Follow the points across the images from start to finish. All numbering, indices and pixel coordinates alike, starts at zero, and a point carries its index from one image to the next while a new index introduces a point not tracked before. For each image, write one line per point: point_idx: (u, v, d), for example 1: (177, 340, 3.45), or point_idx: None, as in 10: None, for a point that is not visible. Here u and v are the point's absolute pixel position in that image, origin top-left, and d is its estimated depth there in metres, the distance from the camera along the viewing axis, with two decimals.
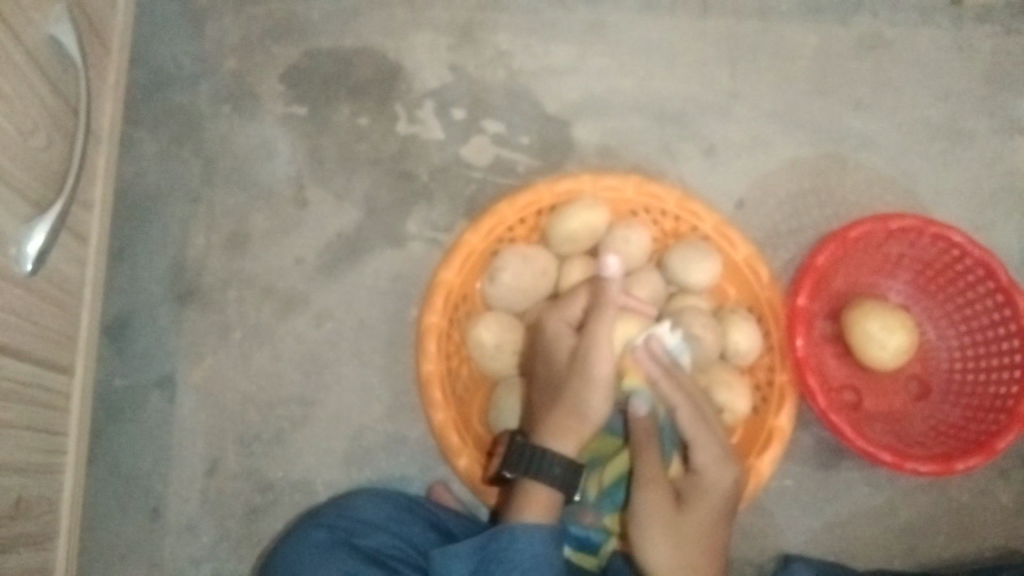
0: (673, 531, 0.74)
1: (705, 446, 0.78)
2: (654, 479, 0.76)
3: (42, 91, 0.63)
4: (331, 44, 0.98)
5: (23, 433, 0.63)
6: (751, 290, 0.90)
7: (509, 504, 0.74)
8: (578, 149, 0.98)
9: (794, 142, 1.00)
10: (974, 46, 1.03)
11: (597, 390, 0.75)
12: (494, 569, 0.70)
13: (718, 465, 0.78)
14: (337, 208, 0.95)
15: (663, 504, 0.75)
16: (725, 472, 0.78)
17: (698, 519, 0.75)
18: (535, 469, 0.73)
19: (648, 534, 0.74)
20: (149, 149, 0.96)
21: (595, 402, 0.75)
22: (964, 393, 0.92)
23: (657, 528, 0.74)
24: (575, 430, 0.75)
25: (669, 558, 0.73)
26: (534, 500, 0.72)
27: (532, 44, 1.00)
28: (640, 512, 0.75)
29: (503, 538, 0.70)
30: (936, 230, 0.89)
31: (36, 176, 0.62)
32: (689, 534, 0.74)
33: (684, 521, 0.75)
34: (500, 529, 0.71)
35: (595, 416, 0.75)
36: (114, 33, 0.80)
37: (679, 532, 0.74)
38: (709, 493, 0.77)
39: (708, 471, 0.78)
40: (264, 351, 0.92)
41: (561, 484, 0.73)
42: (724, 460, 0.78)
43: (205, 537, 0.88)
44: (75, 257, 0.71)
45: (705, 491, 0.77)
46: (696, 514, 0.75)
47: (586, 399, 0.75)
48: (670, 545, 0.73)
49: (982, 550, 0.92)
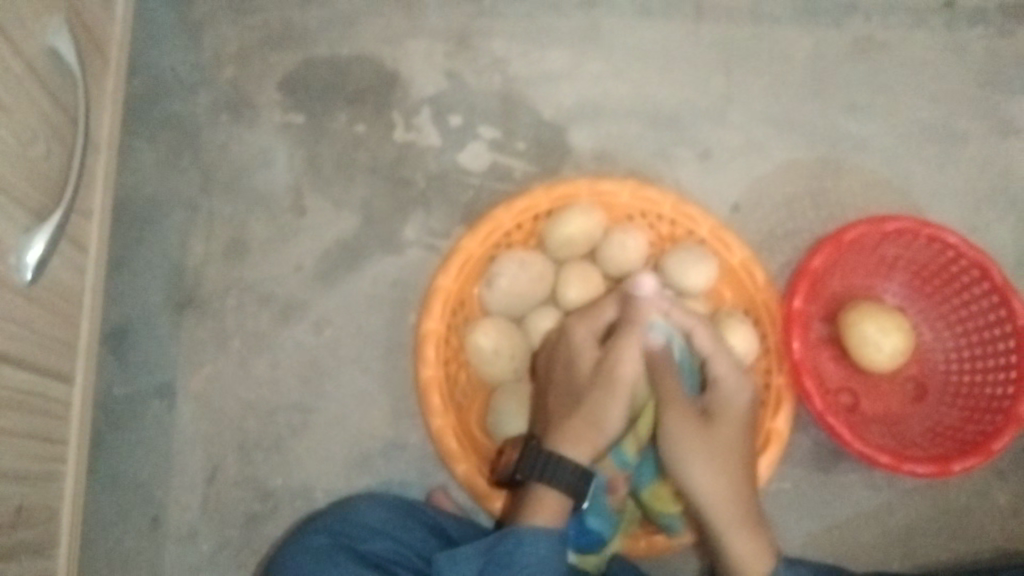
0: (707, 448, 0.76)
1: (720, 360, 0.80)
2: (675, 405, 0.77)
3: (41, 101, 0.63)
4: (328, 52, 0.99)
5: (24, 442, 0.63)
6: (747, 293, 0.91)
7: (519, 508, 0.74)
8: (575, 154, 0.98)
9: (789, 145, 1.01)
10: (966, 48, 1.04)
11: (618, 398, 0.77)
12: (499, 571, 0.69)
13: (735, 378, 0.79)
14: (334, 216, 0.95)
15: (691, 427, 0.77)
16: (744, 387, 0.80)
17: (728, 429, 0.78)
18: (548, 474, 0.73)
19: (687, 459, 0.76)
20: (148, 158, 0.96)
21: (614, 411, 0.77)
22: (961, 393, 0.93)
23: (694, 449, 0.76)
24: (589, 437, 0.76)
25: (712, 477, 0.76)
26: (546, 505, 0.72)
27: (527, 51, 1.00)
28: (671, 438, 0.77)
29: (509, 540, 0.70)
30: (931, 232, 0.89)
31: (35, 185, 0.62)
32: (720, 445, 0.77)
33: (715, 435, 0.77)
34: (508, 531, 0.71)
35: (611, 425, 0.76)
36: (111, 43, 0.81)
37: (713, 446, 0.76)
38: (732, 409, 0.79)
39: (726, 387, 0.79)
40: (263, 358, 0.92)
41: (573, 491, 0.74)
42: (740, 375, 0.80)
43: (205, 544, 0.88)
44: (75, 266, 0.72)
45: (727, 404, 0.79)
46: (724, 425, 0.78)
47: (606, 408, 0.76)
48: (709, 462, 0.76)
49: (980, 551, 0.92)
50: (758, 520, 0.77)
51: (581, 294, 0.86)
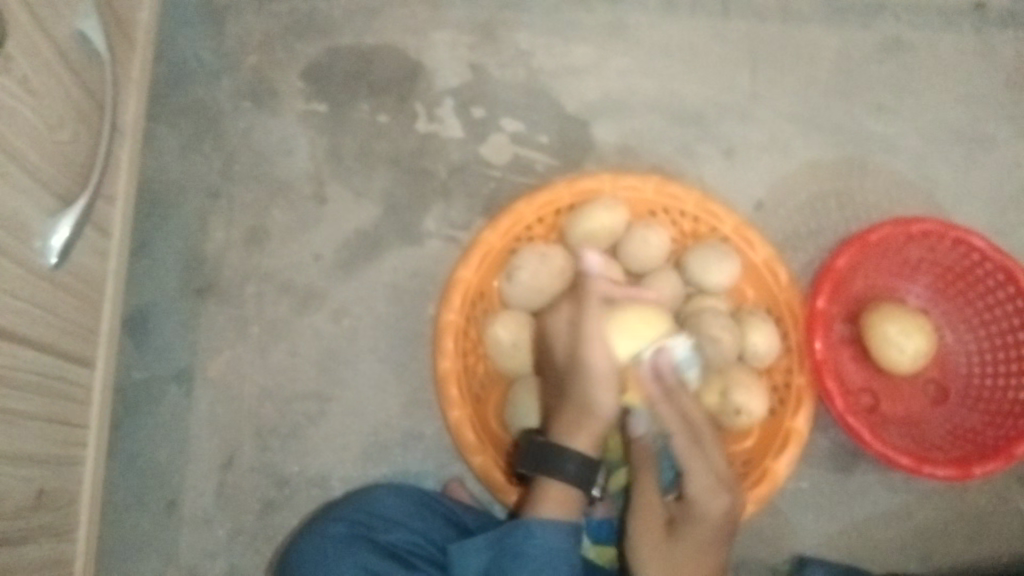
0: (665, 562, 0.75)
1: (697, 475, 0.78)
2: (646, 506, 0.77)
3: (70, 84, 0.63)
4: (352, 41, 0.98)
5: (45, 425, 0.63)
6: (769, 292, 0.90)
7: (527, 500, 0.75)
8: (597, 148, 0.98)
9: (814, 144, 1.00)
10: (996, 49, 1.03)
11: (603, 388, 0.74)
12: (509, 563, 0.71)
13: (711, 490, 0.77)
14: (355, 205, 0.95)
15: (653, 531, 0.76)
16: (718, 500, 0.77)
17: (688, 545, 0.76)
18: (550, 466, 0.74)
19: (643, 562, 0.76)
20: (170, 143, 0.96)
21: (601, 395, 0.74)
22: (982, 397, 0.92)
23: (652, 556, 0.76)
24: (590, 426, 0.75)
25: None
26: (553, 494, 0.73)
27: (552, 44, 1.00)
28: (635, 541, 0.76)
29: (519, 532, 0.71)
30: (957, 234, 0.88)
31: (62, 169, 0.62)
32: (679, 560, 0.75)
33: (674, 546, 0.76)
34: (518, 524, 0.72)
35: (605, 412, 0.74)
36: (139, 29, 0.81)
37: (668, 557, 0.75)
38: (704, 520, 0.76)
39: (698, 497, 0.77)
40: (282, 346, 0.92)
41: (579, 480, 0.74)
42: (717, 488, 0.77)
43: (220, 531, 0.88)
44: (98, 250, 0.72)
45: (699, 518, 0.76)
46: (687, 539, 0.76)
47: (591, 394, 0.74)
48: (664, 572, 0.75)
49: (998, 556, 0.92)
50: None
51: None
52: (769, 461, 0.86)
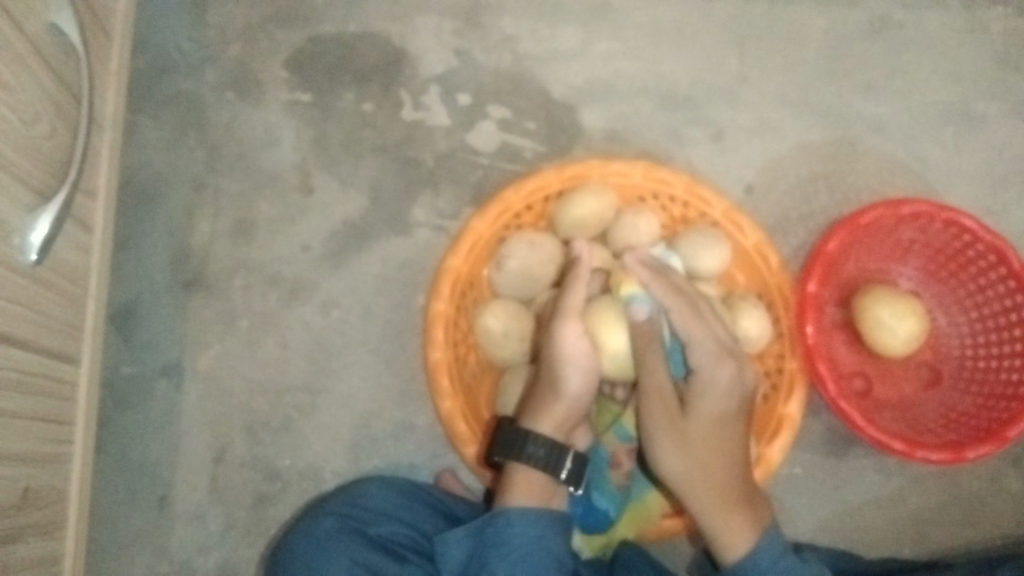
0: (681, 440, 0.76)
1: (700, 343, 0.78)
2: (656, 393, 0.76)
3: (44, 78, 0.62)
4: (336, 29, 0.97)
5: (29, 424, 0.62)
6: (760, 277, 0.90)
7: (502, 488, 0.76)
8: (585, 133, 0.97)
9: (804, 126, 0.99)
10: (985, 28, 1.02)
11: (575, 368, 0.76)
12: (490, 553, 0.70)
13: (716, 363, 0.78)
14: (342, 196, 0.94)
15: (666, 410, 0.76)
16: (722, 371, 0.78)
17: (703, 420, 0.77)
18: (518, 450, 0.75)
19: (661, 444, 0.76)
20: (153, 136, 0.95)
21: (573, 377, 0.76)
22: (975, 380, 0.91)
23: (667, 437, 0.76)
24: (557, 411, 0.76)
25: (682, 459, 0.76)
26: (522, 483, 0.74)
27: (538, 29, 0.99)
28: (646, 420, 0.77)
29: (499, 522, 0.71)
30: (948, 216, 0.88)
31: (39, 164, 0.61)
32: (695, 439, 0.76)
33: (688, 426, 0.77)
34: (496, 514, 0.72)
35: (572, 391, 0.76)
36: (116, 19, 0.80)
37: (686, 437, 0.76)
38: (714, 393, 0.78)
39: (703, 369, 0.78)
40: (270, 339, 0.91)
41: (547, 464, 0.75)
42: (719, 357, 0.78)
43: (212, 526, 0.88)
44: (79, 246, 0.71)
45: (709, 393, 0.77)
46: (700, 416, 0.77)
47: (563, 375, 0.76)
48: (681, 451, 0.76)
49: (992, 537, 0.92)
50: (745, 510, 0.75)
51: None
52: (762, 447, 0.86)
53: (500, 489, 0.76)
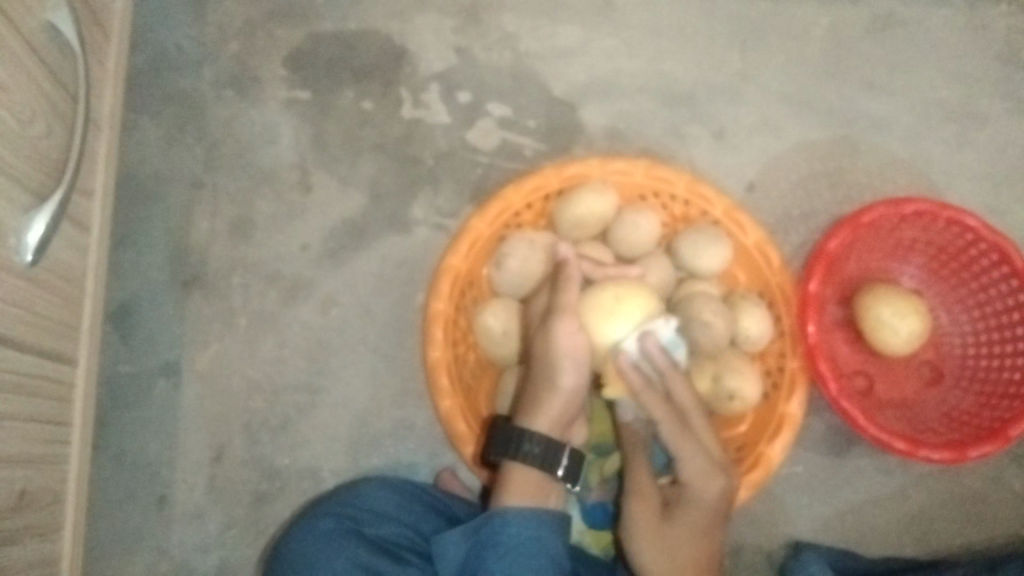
0: (660, 542, 0.75)
1: (690, 458, 0.78)
2: (642, 489, 0.77)
3: (41, 77, 0.62)
4: (335, 27, 0.97)
5: (26, 425, 0.62)
6: (761, 275, 0.89)
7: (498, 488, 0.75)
8: (586, 132, 0.96)
9: (806, 124, 0.98)
10: (989, 25, 1.01)
11: (568, 362, 0.75)
12: (487, 553, 0.70)
13: (705, 476, 0.78)
14: (341, 194, 0.94)
15: (648, 514, 0.76)
16: (712, 485, 0.77)
17: (687, 527, 0.76)
18: (514, 449, 0.74)
19: (641, 542, 0.76)
20: (152, 134, 0.94)
21: (567, 377, 0.75)
22: (977, 379, 0.91)
23: (647, 540, 0.76)
24: (552, 407, 0.75)
25: (660, 562, 0.75)
26: (518, 481, 0.74)
27: (539, 26, 0.98)
28: (630, 519, 0.77)
29: (495, 522, 0.71)
30: (951, 214, 0.87)
31: (36, 164, 0.61)
32: (676, 540, 0.76)
33: (671, 528, 0.76)
34: (493, 514, 0.72)
35: (567, 387, 0.75)
36: (113, 18, 0.79)
37: (666, 540, 0.76)
38: (699, 503, 0.77)
39: (693, 483, 0.78)
40: (269, 338, 0.91)
41: (543, 462, 0.74)
42: (711, 472, 0.78)
43: (212, 525, 0.88)
44: (76, 245, 0.70)
45: (694, 500, 0.77)
46: (683, 520, 0.76)
47: (556, 373, 0.75)
48: (659, 552, 0.75)
49: (994, 536, 0.91)
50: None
51: None
52: (763, 446, 0.85)
53: (497, 490, 0.75)
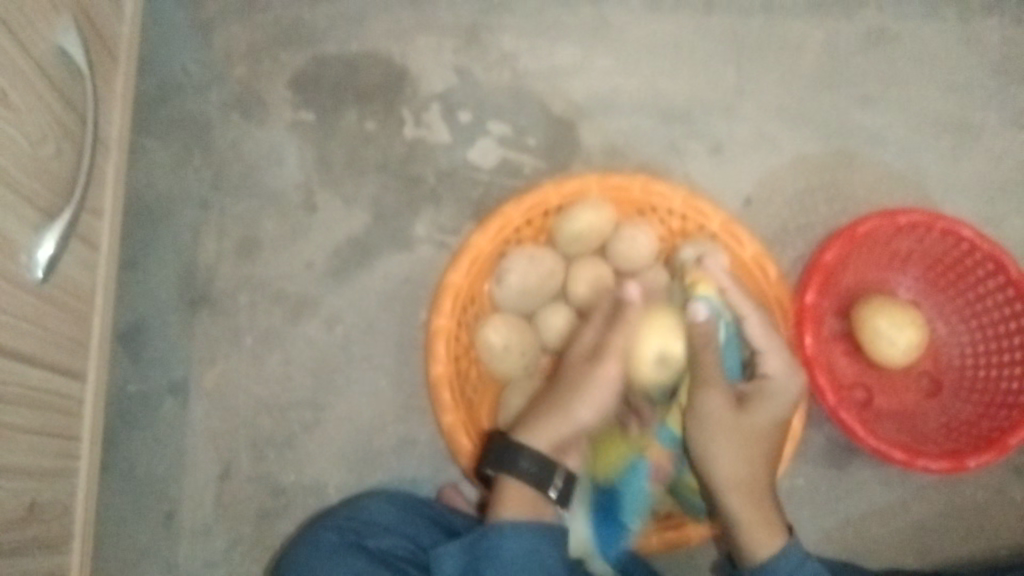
0: (734, 437, 0.76)
1: (775, 353, 0.80)
2: (715, 383, 0.77)
3: (51, 100, 0.64)
4: (338, 49, 0.99)
5: (36, 439, 0.64)
6: (759, 288, 0.90)
7: (493, 502, 0.77)
8: (585, 149, 0.98)
9: (802, 139, 1.00)
10: (981, 39, 1.03)
11: (592, 397, 0.79)
12: (484, 565, 0.71)
13: (788, 376, 0.79)
14: (345, 213, 0.96)
15: (724, 409, 0.76)
16: (792, 382, 0.79)
17: (763, 421, 0.78)
18: (510, 465, 0.77)
19: (713, 439, 0.76)
20: (159, 157, 0.97)
21: (584, 411, 0.79)
22: (976, 389, 0.92)
23: (720, 437, 0.76)
24: (556, 429, 0.78)
25: (731, 457, 0.76)
26: (513, 495, 0.76)
27: (537, 46, 1.00)
28: (703, 413, 0.77)
29: (492, 535, 0.72)
30: (945, 225, 0.88)
31: (45, 184, 0.63)
32: (748, 437, 0.77)
33: (744, 424, 0.77)
34: (489, 527, 0.73)
35: (581, 420, 0.78)
36: (121, 44, 0.81)
37: (740, 436, 0.77)
38: (778, 400, 0.78)
39: (774, 379, 0.79)
40: (275, 355, 0.93)
41: (537, 481, 0.77)
42: (792, 370, 0.80)
43: (218, 541, 0.89)
44: (85, 264, 0.72)
45: (773, 397, 0.78)
46: (759, 414, 0.78)
47: (576, 405, 0.78)
48: (735, 449, 0.76)
49: (996, 547, 0.92)
50: (773, 513, 0.77)
51: (592, 291, 0.86)
52: None
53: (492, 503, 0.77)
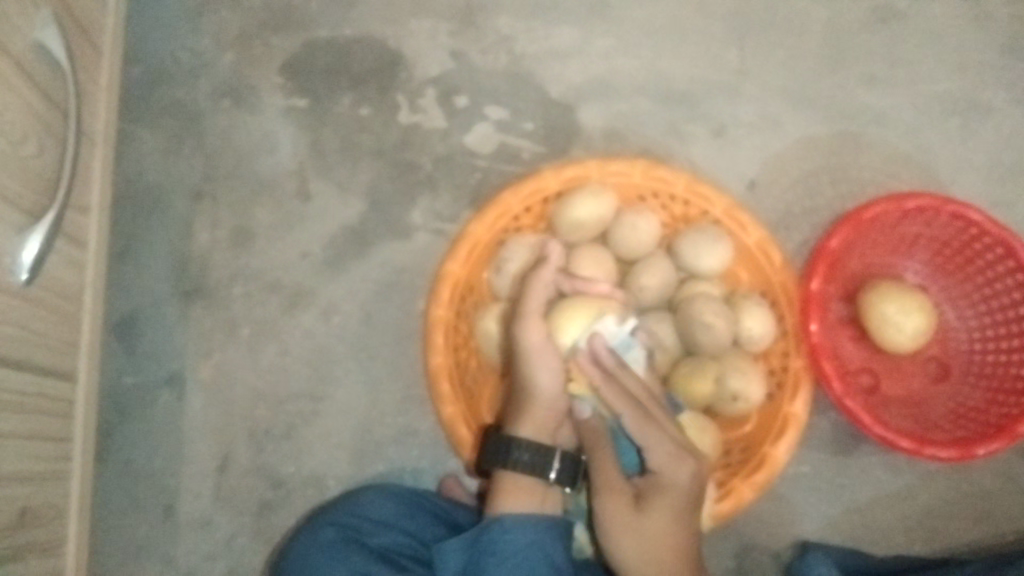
0: (633, 535, 0.72)
1: (656, 445, 0.74)
2: (608, 486, 0.74)
3: (31, 96, 0.62)
4: (330, 34, 0.97)
5: (26, 443, 0.62)
6: (763, 274, 0.88)
7: (491, 496, 0.75)
8: (584, 133, 0.96)
9: (807, 120, 0.98)
10: (990, 15, 1.00)
11: (542, 370, 0.75)
12: (487, 560, 0.70)
13: (675, 464, 0.73)
14: (341, 201, 0.94)
15: (622, 512, 0.72)
16: (682, 469, 0.73)
17: (659, 515, 0.72)
18: (504, 457, 0.74)
19: (617, 542, 0.72)
20: (150, 146, 0.95)
21: (542, 375, 0.75)
22: (984, 374, 0.90)
23: (622, 534, 0.72)
24: (537, 414, 0.75)
25: (636, 559, 0.72)
26: (511, 489, 0.74)
27: (535, 28, 0.98)
28: (600, 519, 0.73)
29: (494, 529, 0.71)
30: (954, 209, 0.86)
31: (28, 183, 0.61)
32: (651, 535, 0.72)
33: (645, 522, 0.72)
34: (490, 522, 0.72)
35: (544, 390, 0.75)
36: (105, 33, 0.79)
37: (641, 534, 0.72)
38: (670, 491, 0.72)
39: (663, 471, 0.73)
40: (272, 346, 0.91)
41: (533, 468, 0.74)
42: (679, 456, 0.73)
43: (218, 535, 0.88)
44: (72, 261, 0.70)
45: (665, 490, 0.73)
46: (657, 512, 0.72)
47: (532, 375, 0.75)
48: (634, 546, 0.72)
49: (1005, 533, 0.91)
50: None
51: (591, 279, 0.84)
52: (768, 447, 0.85)
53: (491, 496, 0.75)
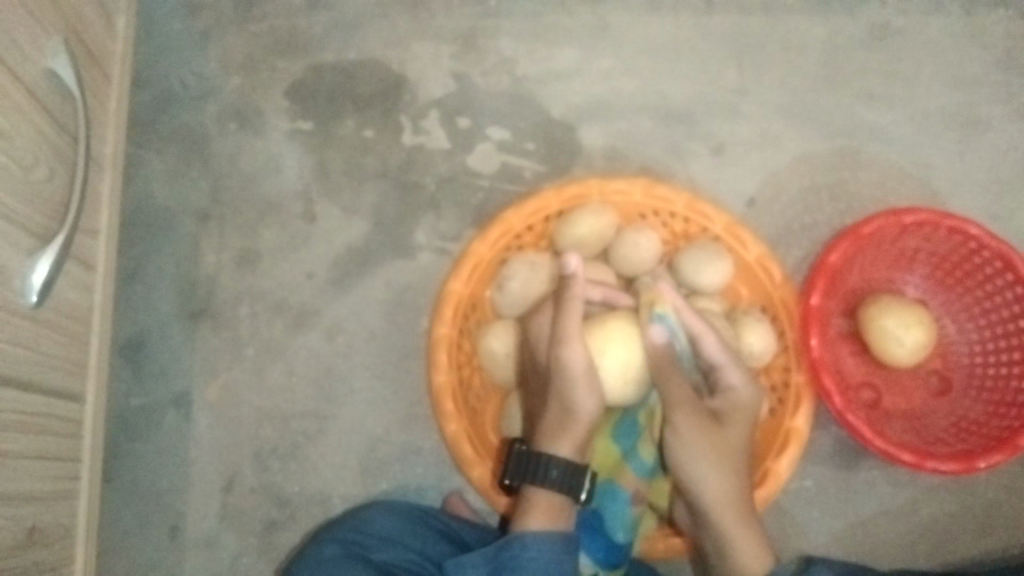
0: (715, 456, 0.78)
1: (732, 368, 0.79)
2: (685, 406, 0.78)
3: (42, 123, 0.63)
4: (334, 57, 0.98)
5: (34, 462, 0.64)
6: (764, 290, 0.89)
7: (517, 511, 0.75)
8: (585, 152, 0.97)
9: (805, 137, 0.99)
10: (986, 30, 1.01)
11: (581, 384, 0.75)
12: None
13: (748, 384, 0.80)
14: (344, 222, 0.95)
15: (700, 425, 0.78)
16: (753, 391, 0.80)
17: (737, 430, 0.79)
18: (538, 475, 0.75)
19: (696, 464, 0.78)
20: (158, 169, 0.96)
21: (581, 393, 0.75)
22: (985, 388, 0.91)
23: (702, 458, 0.78)
24: (576, 432, 0.76)
25: (716, 479, 0.77)
26: (542, 507, 0.74)
27: (535, 49, 0.99)
28: (684, 441, 0.78)
29: (514, 546, 0.72)
30: (951, 224, 0.87)
31: (39, 208, 0.63)
32: (728, 451, 0.78)
33: (724, 439, 0.79)
34: (512, 538, 0.73)
35: (583, 409, 0.75)
36: (114, 60, 0.81)
37: (718, 446, 0.78)
38: (742, 408, 0.80)
39: (737, 390, 0.79)
40: (277, 366, 0.92)
41: (565, 487, 0.75)
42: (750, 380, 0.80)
43: (224, 553, 0.89)
44: (81, 284, 0.72)
45: (734, 407, 0.80)
46: (736, 425, 0.79)
47: (572, 393, 0.75)
48: (718, 470, 0.77)
49: (1009, 546, 0.91)
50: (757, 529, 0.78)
51: None
52: (770, 462, 0.85)
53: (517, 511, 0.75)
